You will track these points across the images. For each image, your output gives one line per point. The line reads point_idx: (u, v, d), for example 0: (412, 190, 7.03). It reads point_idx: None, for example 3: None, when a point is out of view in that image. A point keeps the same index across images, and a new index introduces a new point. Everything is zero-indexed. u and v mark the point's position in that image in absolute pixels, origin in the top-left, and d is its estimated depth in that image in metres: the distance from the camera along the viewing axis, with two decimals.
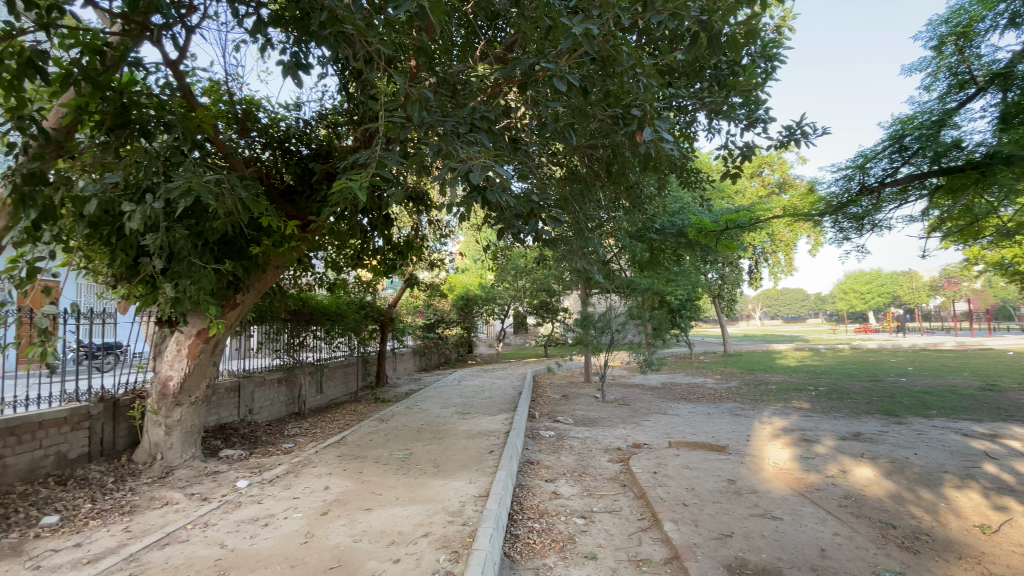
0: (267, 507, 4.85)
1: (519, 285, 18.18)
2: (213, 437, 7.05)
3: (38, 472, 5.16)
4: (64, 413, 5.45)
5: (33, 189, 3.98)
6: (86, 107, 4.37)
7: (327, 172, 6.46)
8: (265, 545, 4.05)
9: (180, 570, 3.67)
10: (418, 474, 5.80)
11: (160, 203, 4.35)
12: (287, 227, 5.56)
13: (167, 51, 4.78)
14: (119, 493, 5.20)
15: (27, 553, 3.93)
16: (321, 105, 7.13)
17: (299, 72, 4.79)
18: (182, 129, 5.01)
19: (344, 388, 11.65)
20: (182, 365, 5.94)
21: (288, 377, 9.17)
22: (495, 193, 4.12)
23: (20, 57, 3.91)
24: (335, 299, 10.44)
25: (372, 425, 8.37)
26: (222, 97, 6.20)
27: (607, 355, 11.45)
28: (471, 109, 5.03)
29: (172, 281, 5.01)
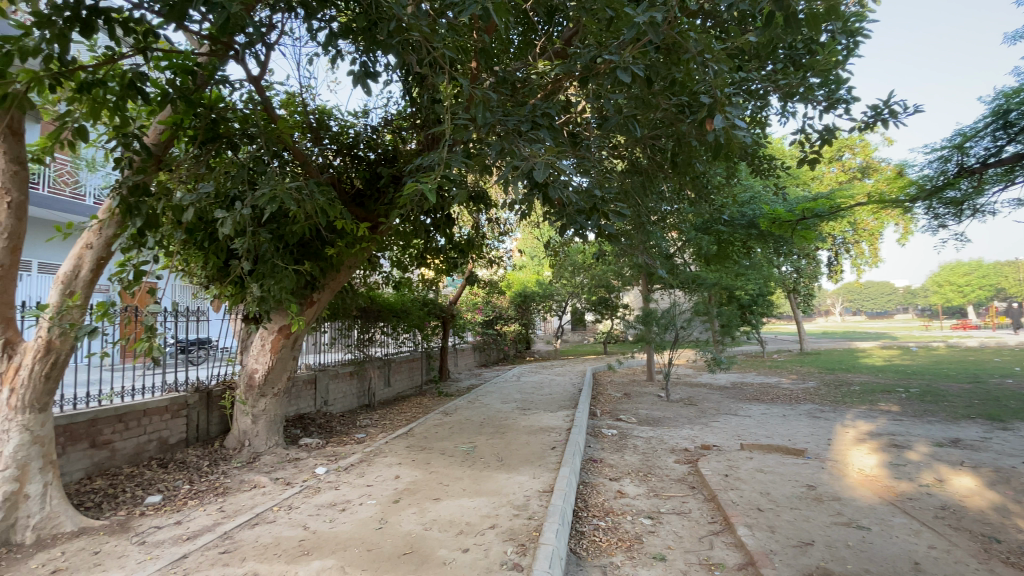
0: (343, 494, 5.15)
1: (578, 282, 17.99)
2: (294, 427, 7.57)
3: (144, 455, 5.76)
4: (165, 402, 6.04)
5: (137, 201, 4.46)
6: (180, 123, 4.83)
7: (394, 176, 6.74)
8: (343, 529, 4.31)
9: (269, 548, 3.98)
10: (483, 467, 5.92)
11: (248, 210, 4.75)
12: (359, 228, 5.87)
13: (250, 68, 5.16)
14: (213, 475, 5.72)
15: (135, 529, 4.39)
16: (386, 111, 7.41)
17: (368, 80, 5.02)
18: (263, 140, 5.40)
19: (409, 382, 12.09)
20: (266, 358, 6.42)
21: (359, 371, 9.66)
22: (558, 189, 4.14)
23: (124, 80, 4.39)
24: (400, 296, 10.84)
25: (437, 418, 8.63)
26: (297, 108, 6.63)
27: (672, 353, 11.10)
28: (531, 107, 5.06)
29: (258, 281, 5.44)
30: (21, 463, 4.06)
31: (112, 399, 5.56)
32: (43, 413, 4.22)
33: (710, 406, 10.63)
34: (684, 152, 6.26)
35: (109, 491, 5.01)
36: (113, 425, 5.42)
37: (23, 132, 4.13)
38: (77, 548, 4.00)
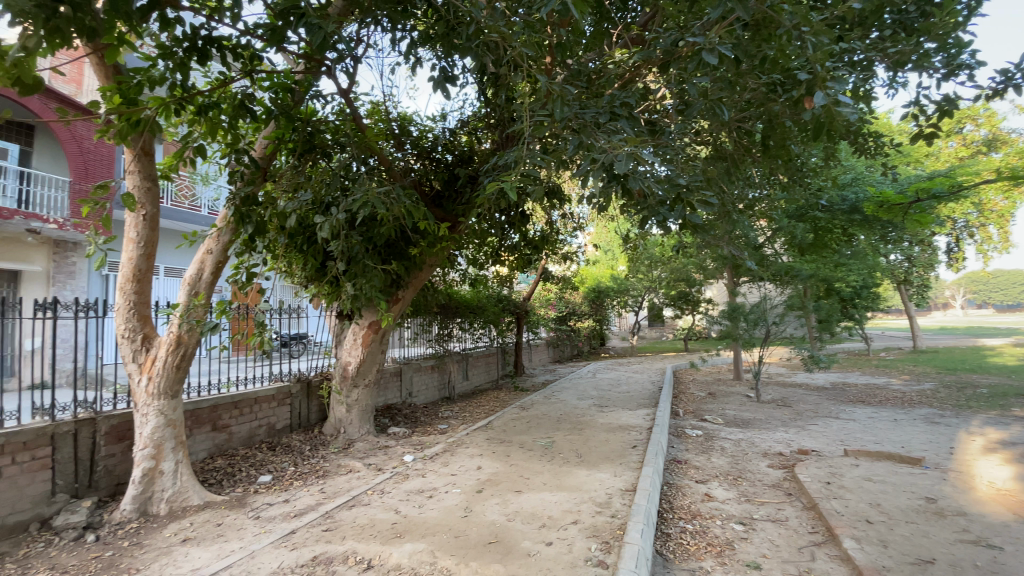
0: (430, 482, 5.39)
1: (655, 276, 17.39)
2: (382, 416, 8.05)
3: (256, 438, 6.40)
4: (272, 390, 6.66)
5: (247, 209, 5.00)
6: (282, 137, 5.30)
7: (471, 176, 6.93)
8: (432, 515, 4.51)
9: (366, 529, 4.28)
10: (562, 462, 5.94)
11: (344, 215, 5.16)
12: (440, 229, 6.12)
13: (339, 81, 5.54)
14: (314, 459, 6.23)
15: (250, 504, 4.89)
16: (462, 113, 7.61)
17: (447, 85, 5.18)
18: (354, 149, 5.79)
19: (486, 376, 12.38)
20: (358, 352, 6.88)
21: (440, 365, 10.05)
22: (639, 181, 4.05)
23: (235, 101, 4.90)
24: (477, 293, 11.09)
25: (515, 412, 8.76)
26: (382, 116, 7.01)
27: (761, 350, 10.41)
28: (609, 98, 5.00)
29: (351, 280, 5.90)
30: (157, 443, 4.67)
31: (230, 387, 6.22)
32: (174, 399, 4.81)
33: (805, 408, 9.84)
34: (776, 133, 5.84)
35: (228, 470, 5.62)
36: (230, 411, 6.07)
37: (154, 152, 4.70)
38: (203, 520, 4.54)
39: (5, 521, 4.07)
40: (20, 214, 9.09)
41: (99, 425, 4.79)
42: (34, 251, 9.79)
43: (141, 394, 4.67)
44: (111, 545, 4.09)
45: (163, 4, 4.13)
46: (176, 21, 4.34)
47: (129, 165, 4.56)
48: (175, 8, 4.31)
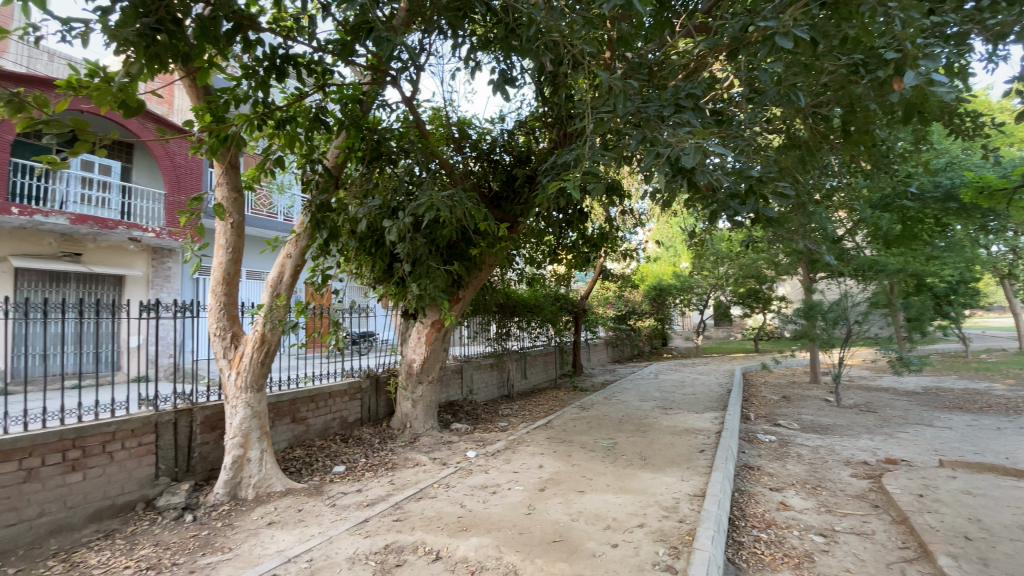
0: (493, 478, 5.49)
1: (722, 272, 16.61)
2: (446, 412, 8.29)
3: (331, 430, 6.80)
4: (345, 385, 7.04)
5: (322, 216, 5.28)
6: (352, 146, 5.61)
7: (529, 176, 6.96)
8: (496, 510, 4.60)
9: (434, 521, 4.43)
10: (626, 464, 5.84)
11: (409, 218, 5.38)
12: (500, 229, 6.20)
13: (403, 90, 5.76)
14: (383, 451, 6.53)
15: (326, 493, 5.21)
16: (520, 113, 7.67)
17: (506, 87, 5.25)
18: (418, 155, 6.00)
19: (544, 375, 12.41)
20: (422, 350, 7.12)
21: (499, 363, 10.19)
22: (707, 174, 3.92)
23: (310, 114, 5.25)
24: (534, 292, 11.12)
25: (575, 412, 8.72)
26: (443, 122, 7.21)
27: (841, 351, 9.69)
28: (674, 89, 4.84)
29: (417, 281, 6.13)
30: (245, 432, 5.07)
31: (308, 382, 6.66)
32: (259, 392, 5.19)
33: (893, 414, 9.06)
34: (859, 118, 5.42)
35: (306, 459, 6.01)
36: (308, 404, 6.48)
37: (239, 165, 5.09)
38: (286, 505, 4.89)
39: (117, 500, 4.58)
40: (123, 226, 10.10)
41: (195, 415, 5.28)
42: (136, 257, 10.89)
43: (231, 387, 5.09)
44: (207, 525, 4.50)
45: (246, 27, 4.47)
46: (257, 42, 4.68)
47: (218, 178, 4.96)
48: (256, 30, 4.65)
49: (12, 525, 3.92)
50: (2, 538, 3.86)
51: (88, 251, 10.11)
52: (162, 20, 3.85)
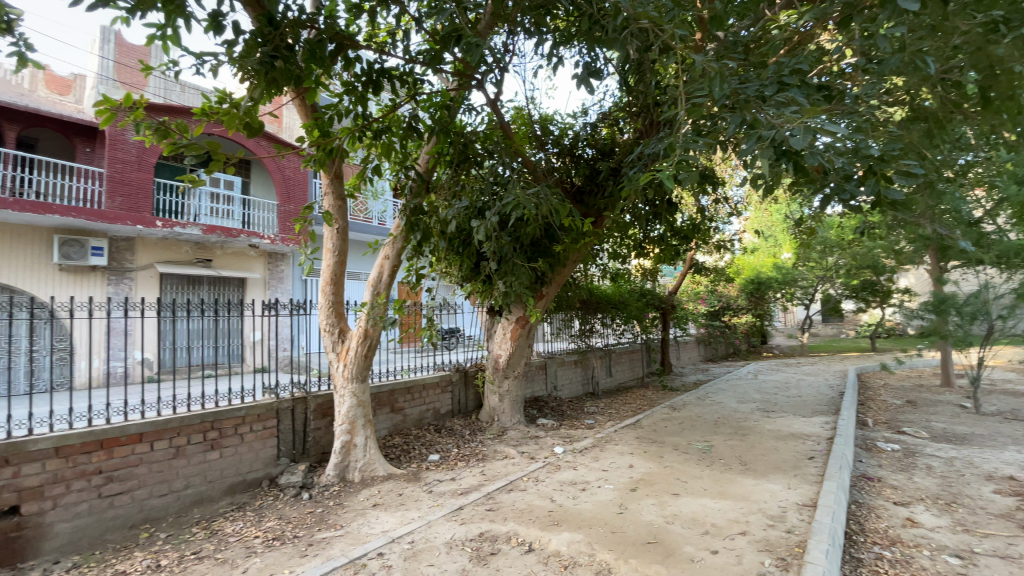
0: (582, 475, 5.46)
1: (831, 263, 15.07)
2: (531, 407, 8.39)
3: (425, 420, 7.18)
4: (437, 378, 7.40)
5: (416, 218, 5.68)
6: (441, 150, 5.90)
7: (613, 169, 6.83)
8: (587, 507, 4.58)
9: (525, 514, 4.51)
10: (724, 469, 5.54)
11: (496, 217, 5.52)
12: (583, 224, 6.13)
13: (488, 92, 5.89)
14: (473, 443, 6.77)
15: (423, 479, 5.50)
16: (602, 106, 7.54)
17: (591, 79, 5.19)
18: (504, 155, 6.11)
19: (630, 373, 12.14)
20: (507, 346, 7.25)
21: (583, 360, 10.13)
22: (817, 156, 3.63)
23: (404, 123, 5.58)
24: (618, 287, 10.86)
25: (665, 412, 8.43)
26: (526, 120, 7.29)
27: (982, 351, 8.41)
28: (775, 66, 4.55)
29: (502, 278, 6.27)
30: (351, 419, 5.49)
31: (404, 374, 7.09)
32: (363, 383, 5.61)
33: None
34: (1002, 80, 4.69)
35: (404, 447, 6.41)
36: (404, 395, 6.89)
37: (343, 175, 5.50)
38: (388, 489, 5.25)
39: (247, 476, 5.20)
40: (244, 234, 11.20)
41: (309, 403, 5.82)
42: (255, 261, 12.22)
43: (339, 377, 5.55)
44: (320, 503, 4.96)
45: (347, 47, 4.83)
46: (356, 60, 5.02)
47: (325, 188, 5.40)
48: (355, 49, 5.00)
49: (165, 495, 4.58)
50: (157, 505, 4.53)
51: (217, 257, 11.50)
52: (278, 47, 4.26)
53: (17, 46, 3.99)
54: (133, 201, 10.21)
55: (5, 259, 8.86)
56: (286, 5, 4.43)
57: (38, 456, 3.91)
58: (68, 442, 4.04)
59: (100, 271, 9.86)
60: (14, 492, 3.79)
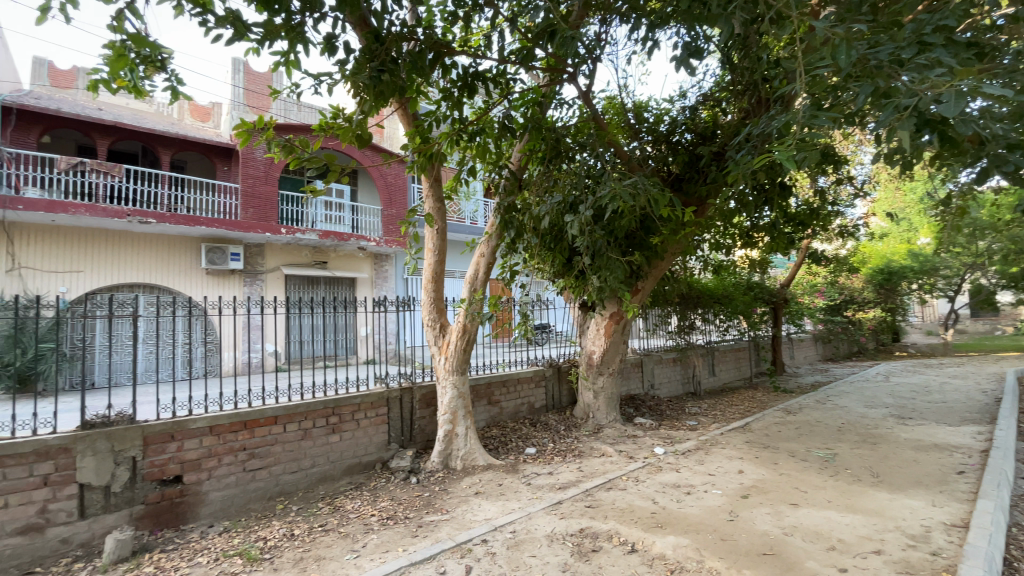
0: (686, 478, 5.23)
1: (984, 247, 12.89)
2: (627, 406, 8.18)
3: (520, 414, 7.32)
4: (531, 373, 7.50)
5: (509, 216, 5.85)
6: (532, 147, 5.96)
7: (716, 153, 6.41)
8: (694, 512, 4.37)
9: (626, 513, 4.42)
10: (851, 480, 4.99)
11: (590, 211, 5.41)
12: (683, 214, 5.83)
13: (581, 84, 5.82)
14: (569, 438, 6.77)
15: (522, 472, 5.61)
16: (702, 88, 7.12)
17: (691, 60, 4.89)
18: (597, 146, 6.02)
19: (736, 373, 11.39)
20: (601, 342, 7.12)
21: (683, 358, 9.69)
22: (970, 125, 3.11)
23: (498, 124, 5.72)
24: (721, 280, 10.02)
25: (778, 416, 7.78)
26: (618, 110, 7.10)
27: None
28: (914, 25, 3.97)
29: (597, 273, 6.15)
30: (453, 410, 5.75)
31: (500, 368, 7.30)
32: (463, 375, 5.84)
33: None
34: None
35: (502, 438, 6.58)
36: (500, 388, 7.08)
37: (441, 178, 5.76)
38: (489, 478, 5.43)
39: (363, 458, 5.68)
40: (353, 237, 12.20)
41: (415, 393, 6.21)
42: (362, 261, 13.26)
43: (441, 369, 5.83)
44: (427, 487, 5.27)
45: (444, 54, 5.04)
46: (452, 66, 5.22)
47: (425, 192, 5.69)
48: (451, 55, 5.19)
49: (296, 472, 5.15)
50: (289, 480, 5.10)
51: (331, 258, 12.67)
52: (384, 62, 4.53)
53: (170, 80, 4.70)
54: (262, 211, 11.57)
55: (167, 264, 10.47)
56: (391, 21, 4.71)
57: (196, 433, 4.57)
58: (220, 422, 4.69)
59: (238, 274, 11.29)
60: (178, 463, 4.47)
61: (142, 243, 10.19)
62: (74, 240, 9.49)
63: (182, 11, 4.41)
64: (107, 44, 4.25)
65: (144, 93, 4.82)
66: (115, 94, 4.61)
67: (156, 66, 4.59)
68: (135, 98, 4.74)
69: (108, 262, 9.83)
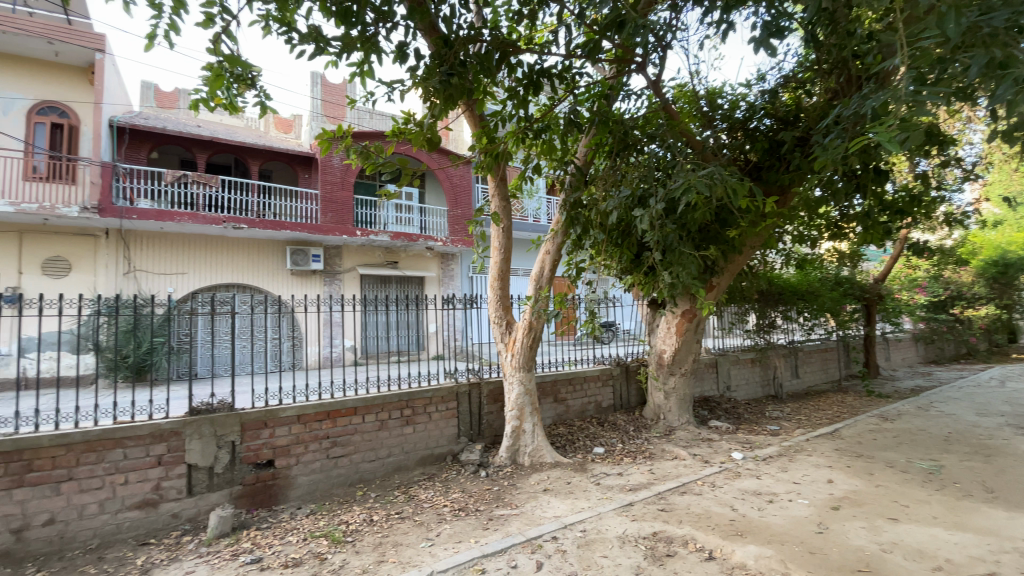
0: (768, 485, 4.93)
1: None
2: (701, 407, 7.84)
3: (587, 412, 7.24)
4: (598, 372, 7.39)
5: (575, 213, 5.87)
6: (599, 141, 5.86)
7: (800, 138, 5.97)
8: (777, 521, 4.11)
9: (703, 519, 4.24)
10: (961, 495, 4.47)
11: (662, 204, 5.19)
12: (765, 204, 5.49)
13: (650, 74, 5.63)
14: (639, 439, 6.60)
15: (591, 471, 5.55)
16: (782, 70, 6.67)
17: (772, 40, 4.56)
18: (667, 136, 5.79)
19: (823, 375, 10.59)
20: (672, 341, 6.87)
21: (762, 358, 9.15)
22: None
23: (564, 120, 5.66)
24: (805, 275, 9.37)
25: (872, 423, 7.14)
26: (690, 98, 6.82)
27: None
28: None
29: (668, 269, 5.88)
30: (520, 406, 5.78)
31: (567, 366, 7.26)
32: (529, 372, 5.86)
33: None
34: None
35: (569, 436, 6.54)
36: (566, 386, 7.04)
37: (507, 177, 5.79)
38: (557, 476, 5.43)
39: (434, 450, 5.88)
40: (422, 237, 12.66)
41: (483, 389, 6.33)
42: (430, 261, 13.71)
43: (508, 365, 5.89)
44: (496, 482, 5.34)
45: (509, 53, 5.07)
46: (518, 65, 5.24)
47: (491, 191, 5.75)
48: (517, 54, 5.21)
49: (373, 460, 5.42)
50: (367, 469, 5.38)
51: (401, 258, 13.21)
52: (453, 66, 4.62)
53: (259, 96, 5.11)
54: (339, 215, 12.27)
55: (257, 266, 11.38)
56: (458, 24, 4.81)
57: (286, 421, 4.94)
58: (306, 411, 5.04)
59: (319, 274, 12.06)
60: (270, 448, 4.85)
61: (235, 246, 11.14)
62: (180, 244, 10.57)
63: (270, 31, 4.78)
64: (205, 66, 4.70)
65: (238, 109, 5.26)
66: (214, 112, 5.07)
67: (247, 84, 4.99)
68: (230, 114, 5.19)
69: (207, 264, 10.84)
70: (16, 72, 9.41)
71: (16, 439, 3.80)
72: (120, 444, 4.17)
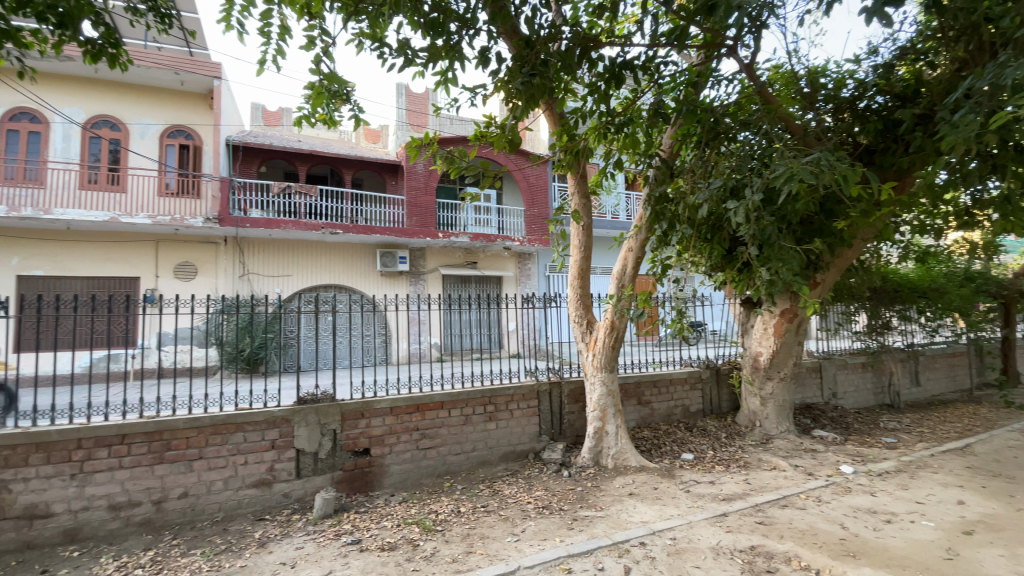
0: (884, 503, 4.44)
1: None
2: (803, 415, 7.23)
3: (674, 416, 6.97)
4: (685, 374, 7.07)
5: (660, 207, 5.69)
6: (686, 131, 5.58)
7: (923, 115, 5.30)
8: (896, 544, 3.69)
9: (807, 536, 3.91)
10: None
11: (759, 195, 4.80)
12: (880, 192, 4.93)
13: (742, 56, 5.29)
14: (731, 447, 6.23)
15: (680, 477, 5.32)
16: (899, 40, 5.96)
17: (887, 8, 4.09)
18: (762, 121, 5.41)
19: (949, 383, 9.38)
20: (770, 342, 6.41)
21: (875, 363, 8.27)
22: None
23: (649, 111, 5.43)
24: (927, 270, 8.32)
25: (1014, 438, 6.18)
26: (787, 81, 6.33)
27: None
28: None
29: (765, 265, 5.40)
30: (602, 407, 5.68)
31: (653, 367, 7.04)
32: (612, 372, 5.74)
33: None
34: None
35: (655, 440, 6.32)
36: (651, 389, 6.81)
37: (587, 174, 5.68)
38: (643, 480, 5.27)
39: (517, 447, 5.96)
40: (500, 237, 12.90)
41: (564, 388, 6.32)
42: (508, 260, 13.92)
43: (589, 365, 5.81)
44: (580, 482, 5.30)
45: (590, 48, 5.00)
46: (599, 59, 5.13)
47: (572, 190, 5.70)
48: (598, 48, 5.11)
49: (460, 454, 5.61)
50: (454, 461, 5.58)
51: (480, 258, 13.54)
52: (534, 66, 4.64)
53: (353, 110, 5.48)
54: (423, 219, 12.83)
55: (350, 268, 12.22)
56: (539, 24, 4.83)
57: (380, 413, 5.26)
58: (398, 403, 5.33)
59: (405, 275, 12.70)
60: (367, 437, 5.19)
61: (332, 250, 12.05)
62: (285, 249, 11.64)
63: (362, 47, 5.10)
64: (307, 86, 5.13)
65: (335, 123, 5.67)
66: (315, 127, 5.52)
67: (343, 99, 5.36)
68: (329, 128, 5.61)
69: (308, 266, 11.84)
70: (151, 101, 10.83)
71: (158, 421, 4.38)
72: (240, 429, 4.68)
